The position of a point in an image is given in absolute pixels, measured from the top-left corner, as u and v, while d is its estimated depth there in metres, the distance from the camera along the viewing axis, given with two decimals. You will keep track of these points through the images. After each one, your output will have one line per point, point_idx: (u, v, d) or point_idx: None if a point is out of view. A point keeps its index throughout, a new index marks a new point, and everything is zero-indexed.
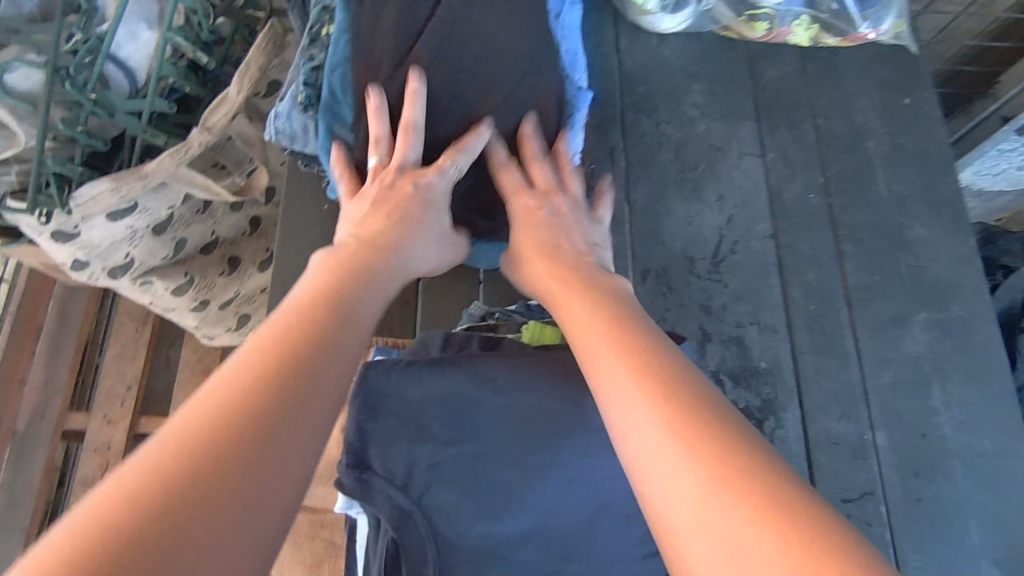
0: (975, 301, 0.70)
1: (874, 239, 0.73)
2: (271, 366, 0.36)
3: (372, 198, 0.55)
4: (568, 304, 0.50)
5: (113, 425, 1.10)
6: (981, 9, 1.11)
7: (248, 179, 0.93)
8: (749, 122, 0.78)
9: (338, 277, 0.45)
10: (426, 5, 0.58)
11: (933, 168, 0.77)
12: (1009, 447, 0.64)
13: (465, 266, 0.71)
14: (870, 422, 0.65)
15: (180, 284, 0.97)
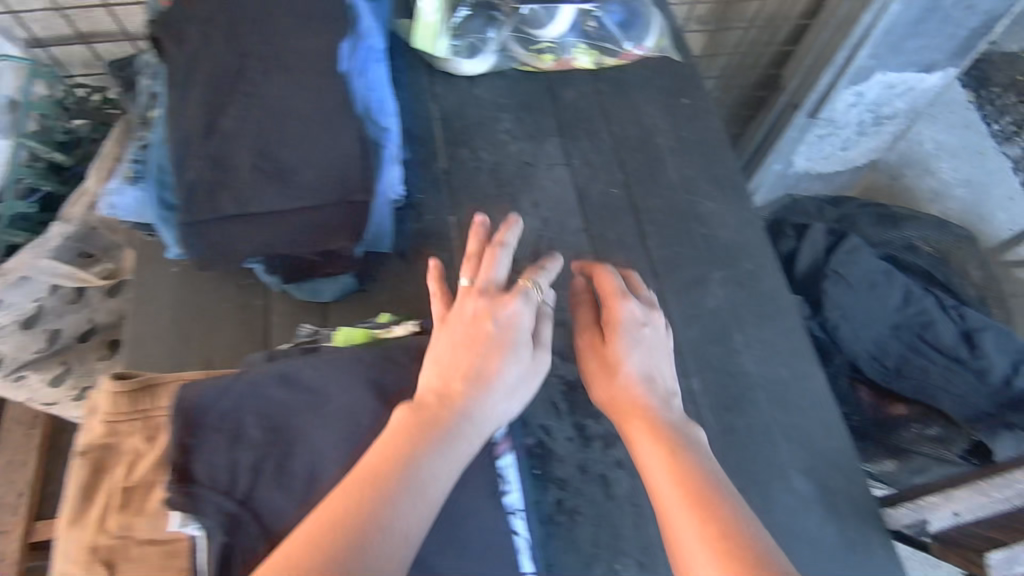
0: (760, 255, 0.82)
1: (670, 218, 0.84)
2: (351, 537, 0.43)
3: (464, 323, 0.56)
4: (640, 441, 0.56)
5: (7, 535, 1.08)
6: (767, 23, 1.29)
7: (117, 264, 0.97)
8: (553, 138, 0.90)
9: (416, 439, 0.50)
10: (227, 84, 0.69)
11: (713, 152, 0.90)
12: (802, 372, 0.74)
13: (310, 300, 0.77)
14: (683, 371, 0.74)
15: (57, 374, 0.98)
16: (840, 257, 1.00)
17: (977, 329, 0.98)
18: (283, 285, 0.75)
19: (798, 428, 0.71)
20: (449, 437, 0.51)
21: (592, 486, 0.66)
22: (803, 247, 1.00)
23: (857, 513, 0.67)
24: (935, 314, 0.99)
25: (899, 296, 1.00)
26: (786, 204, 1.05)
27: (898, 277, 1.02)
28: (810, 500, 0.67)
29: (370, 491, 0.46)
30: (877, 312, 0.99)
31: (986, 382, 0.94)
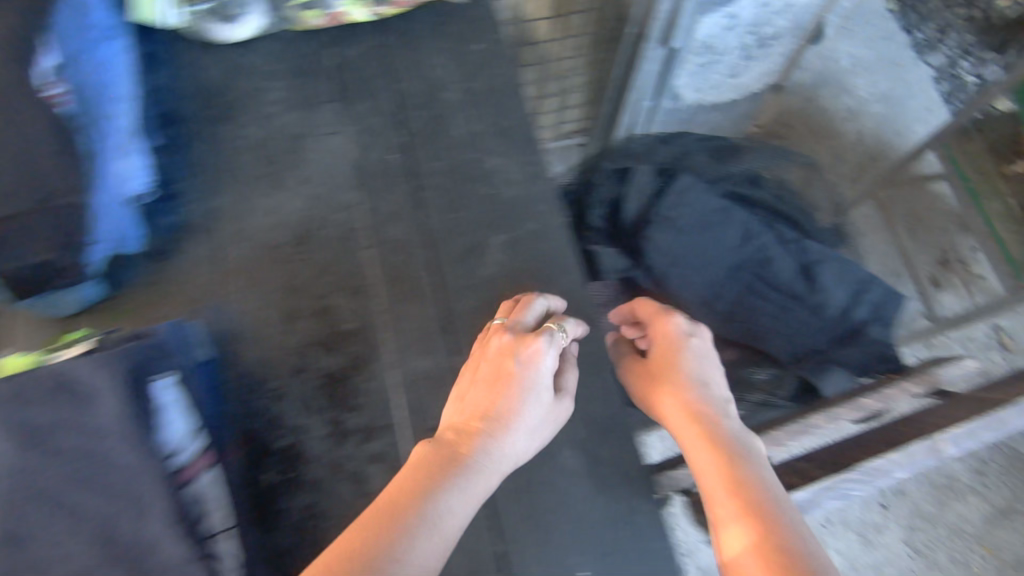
0: (546, 213, 0.76)
1: (450, 181, 0.77)
2: (374, 561, 0.47)
3: (489, 363, 0.61)
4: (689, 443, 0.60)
5: None
6: None
7: None
8: (328, 104, 0.82)
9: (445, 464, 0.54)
10: None
11: (503, 102, 0.82)
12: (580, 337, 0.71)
13: (54, 312, 0.71)
14: (451, 350, 0.70)
15: None
16: (672, 199, 0.92)
17: (815, 262, 0.94)
18: (17, 300, 0.67)
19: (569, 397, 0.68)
20: (472, 476, 0.54)
21: (341, 484, 0.65)
22: (629, 193, 0.94)
23: (627, 482, 0.65)
24: (771, 251, 0.94)
25: (737, 233, 0.94)
26: (613, 147, 0.97)
27: (737, 212, 0.95)
28: (577, 473, 0.65)
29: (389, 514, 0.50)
30: (712, 255, 0.93)
31: (818, 318, 0.91)
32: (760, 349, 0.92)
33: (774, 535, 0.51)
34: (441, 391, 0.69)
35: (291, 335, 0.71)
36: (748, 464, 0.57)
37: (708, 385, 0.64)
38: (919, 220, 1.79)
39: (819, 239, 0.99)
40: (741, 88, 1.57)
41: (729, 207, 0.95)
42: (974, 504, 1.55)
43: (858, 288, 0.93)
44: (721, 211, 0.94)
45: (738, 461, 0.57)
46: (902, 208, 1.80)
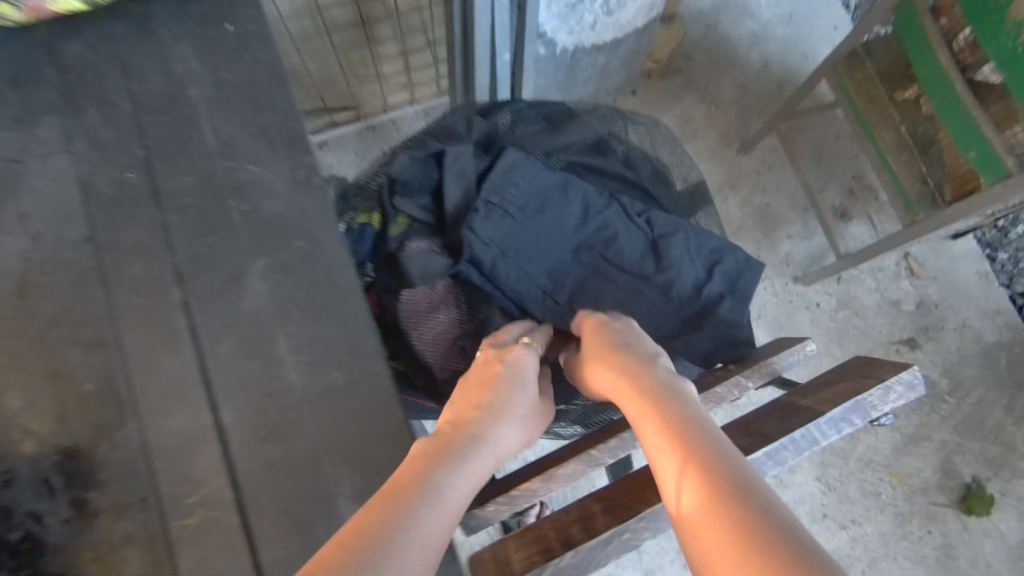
0: (318, 226, 0.65)
1: (202, 199, 0.65)
2: (400, 505, 0.48)
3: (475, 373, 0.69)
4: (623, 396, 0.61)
5: None
6: None
7: None
8: (49, 116, 0.67)
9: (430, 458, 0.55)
10: None
11: (263, 95, 0.69)
12: (361, 371, 0.62)
13: None
14: (211, 404, 0.60)
15: None
16: (497, 180, 0.82)
17: (666, 234, 0.84)
18: None
19: (347, 439, 0.60)
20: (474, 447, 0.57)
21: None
22: (448, 177, 0.82)
23: None
24: (615, 227, 0.84)
25: (576, 211, 0.85)
26: (428, 129, 0.86)
27: (576, 183, 0.85)
28: None
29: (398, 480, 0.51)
30: (549, 239, 0.83)
31: (668, 297, 0.83)
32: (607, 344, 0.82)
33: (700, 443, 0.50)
34: (201, 455, 0.59)
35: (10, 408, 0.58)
36: (675, 401, 0.57)
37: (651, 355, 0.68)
38: (825, 150, 1.73)
39: (673, 207, 0.90)
40: (621, 25, 1.43)
41: (564, 181, 0.85)
42: (884, 435, 1.61)
43: (714, 256, 0.84)
44: (557, 184, 0.84)
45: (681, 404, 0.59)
46: (804, 140, 1.73)
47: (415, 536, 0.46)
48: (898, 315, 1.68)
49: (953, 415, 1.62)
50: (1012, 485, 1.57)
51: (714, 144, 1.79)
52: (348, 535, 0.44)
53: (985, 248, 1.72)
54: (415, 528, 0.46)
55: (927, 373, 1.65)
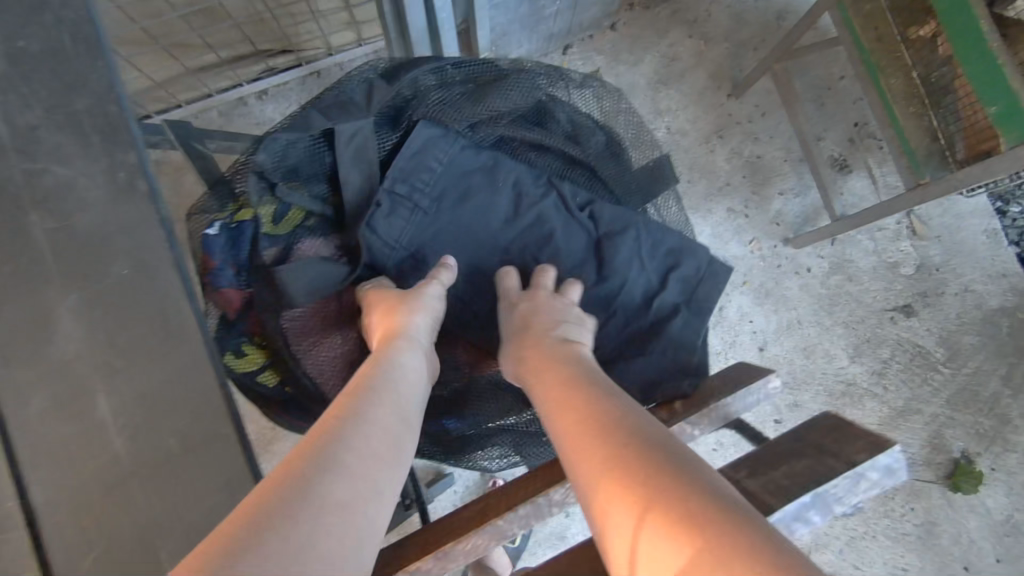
0: (147, 265, 0.59)
1: (8, 239, 0.57)
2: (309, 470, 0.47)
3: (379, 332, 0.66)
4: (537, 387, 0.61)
5: None
6: None
7: None
8: None
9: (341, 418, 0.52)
10: None
11: (75, 111, 0.60)
12: (194, 438, 0.57)
13: None
14: (25, 479, 0.55)
15: None
16: (412, 164, 0.71)
17: (612, 233, 0.75)
18: None
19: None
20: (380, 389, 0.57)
21: None
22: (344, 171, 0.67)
23: None
24: (551, 222, 0.75)
25: (508, 202, 0.75)
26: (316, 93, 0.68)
27: (507, 168, 0.75)
28: None
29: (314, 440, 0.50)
30: (473, 233, 0.74)
31: (608, 304, 0.75)
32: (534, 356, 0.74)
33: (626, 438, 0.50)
34: (13, 538, 0.54)
35: None
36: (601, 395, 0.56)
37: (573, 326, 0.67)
38: (826, 92, 1.54)
39: (617, 195, 0.79)
40: None
41: (494, 167, 0.74)
42: (871, 408, 1.52)
43: (666, 257, 0.75)
44: (485, 171, 0.74)
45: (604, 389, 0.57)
46: (802, 81, 1.53)
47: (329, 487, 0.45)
48: (896, 278, 1.55)
49: (946, 386, 1.52)
50: (1002, 459, 1.49)
51: (703, 86, 1.59)
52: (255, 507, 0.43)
53: (998, 201, 1.56)
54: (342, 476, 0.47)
55: (922, 341, 1.53)
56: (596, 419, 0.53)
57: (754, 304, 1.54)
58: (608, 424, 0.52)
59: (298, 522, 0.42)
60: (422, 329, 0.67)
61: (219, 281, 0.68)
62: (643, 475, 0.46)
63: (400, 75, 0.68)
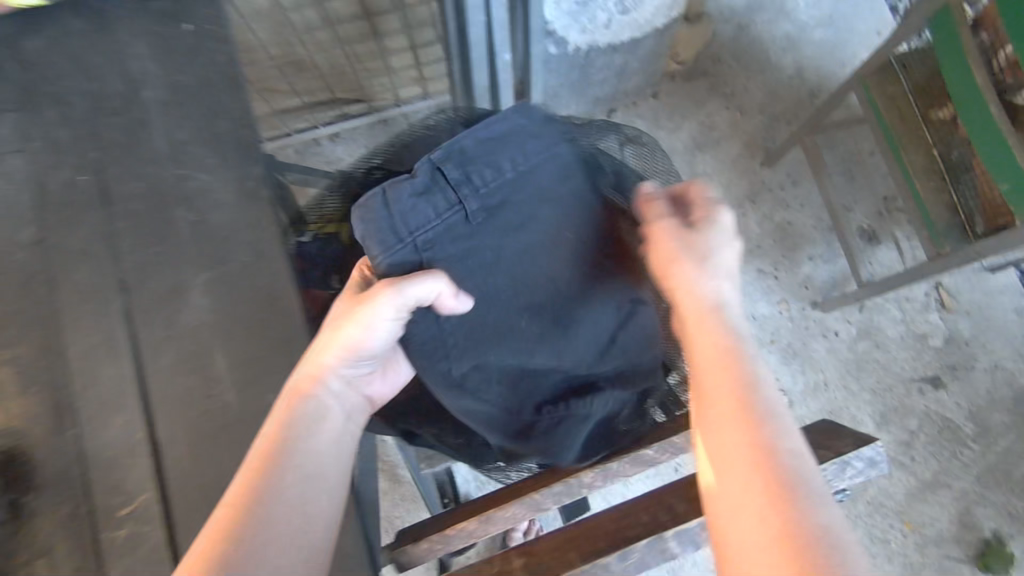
0: (257, 239, 0.64)
1: (147, 206, 0.64)
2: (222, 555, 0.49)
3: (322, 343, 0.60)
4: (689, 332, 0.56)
5: None
6: None
7: None
8: (6, 114, 0.67)
9: (273, 474, 0.54)
10: None
11: (211, 100, 0.67)
12: None
13: None
14: (142, 420, 0.59)
15: None
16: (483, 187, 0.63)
17: None
18: None
19: None
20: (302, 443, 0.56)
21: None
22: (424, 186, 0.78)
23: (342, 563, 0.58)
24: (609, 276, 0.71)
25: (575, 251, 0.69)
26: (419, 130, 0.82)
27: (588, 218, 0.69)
28: None
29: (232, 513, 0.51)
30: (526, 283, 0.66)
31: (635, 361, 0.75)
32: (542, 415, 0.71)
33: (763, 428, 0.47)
34: (133, 468, 0.58)
35: None
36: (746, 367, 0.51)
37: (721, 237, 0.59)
38: (856, 165, 1.63)
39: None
40: (640, 24, 1.36)
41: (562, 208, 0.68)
42: (899, 477, 1.52)
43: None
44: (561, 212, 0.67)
45: (711, 319, 0.55)
46: (832, 154, 1.63)
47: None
48: (924, 349, 1.57)
49: (976, 462, 1.51)
50: None
51: (736, 154, 1.71)
52: None
53: None
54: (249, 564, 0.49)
55: (951, 416, 1.54)
56: (736, 394, 0.49)
57: (781, 364, 1.58)
58: (719, 365, 0.52)
59: None
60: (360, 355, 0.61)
61: (307, 281, 0.79)
62: (774, 481, 0.44)
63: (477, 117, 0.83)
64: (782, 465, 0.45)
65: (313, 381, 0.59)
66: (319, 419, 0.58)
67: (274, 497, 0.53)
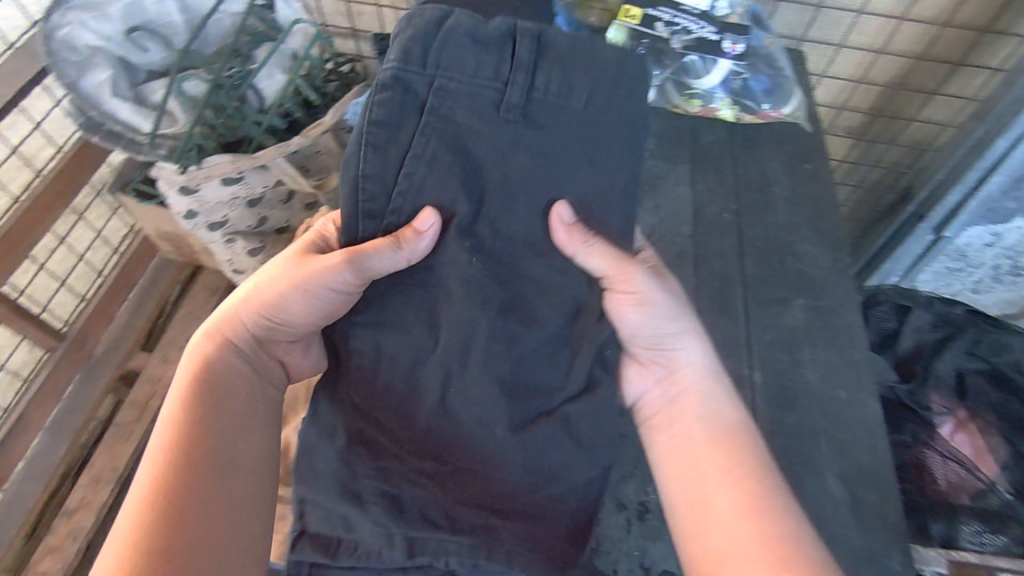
0: (844, 294, 0.94)
1: (768, 248, 0.99)
2: (186, 476, 0.66)
3: (306, 264, 0.79)
4: (692, 430, 0.75)
5: (168, 364, 1.44)
6: (905, 128, 1.39)
7: (308, 159, 1.29)
8: (685, 163, 1.07)
9: (192, 401, 0.72)
10: None
11: (818, 208, 1.03)
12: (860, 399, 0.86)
13: None
14: (749, 363, 0.88)
15: (253, 224, 1.33)
16: (529, 79, 0.72)
17: None
18: None
19: (842, 434, 0.83)
20: (227, 362, 0.77)
21: None
22: (908, 330, 1.09)
23: (885, 530, 0.77)
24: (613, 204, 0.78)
25: (588, 47, 0.72)
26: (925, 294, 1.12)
27: (614, 48, 0.73)
28: (841, 502, 0.78)
29: (174, 439, 0.68)
30: (509, 157, 0.74)
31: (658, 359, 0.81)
32: (449, 409, 0.77)
33: (754, 477, 0.70)
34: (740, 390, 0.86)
35: None
36: (750, 449, 0.72)
37: (673, 336, 0.80)
38: None
39: None
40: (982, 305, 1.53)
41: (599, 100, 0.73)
42: None
43: None
44: (603, 93, 0.73)
45: (739, 433, 0.74)
46: None
47: (226, 490, 0.68)
48: None
49: None
50: None
51: None
52: (153, 508, 0.64)
53: None
54: (225, 484, 0.69)
55: None
56: (734, 465, 0.71)
57: None
58: (716, 449, 0.73)
59: (205, 510, 0.66)
60: (316, 301, 0.78)
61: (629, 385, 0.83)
62: (761, 512, 0.67)
63: (919, 298, 1.11)
64: (761, 495, 0.68)
65: (217, 335, 0.78)
66: (234, 383, 0.76)
67: (209, 417, 0.72)
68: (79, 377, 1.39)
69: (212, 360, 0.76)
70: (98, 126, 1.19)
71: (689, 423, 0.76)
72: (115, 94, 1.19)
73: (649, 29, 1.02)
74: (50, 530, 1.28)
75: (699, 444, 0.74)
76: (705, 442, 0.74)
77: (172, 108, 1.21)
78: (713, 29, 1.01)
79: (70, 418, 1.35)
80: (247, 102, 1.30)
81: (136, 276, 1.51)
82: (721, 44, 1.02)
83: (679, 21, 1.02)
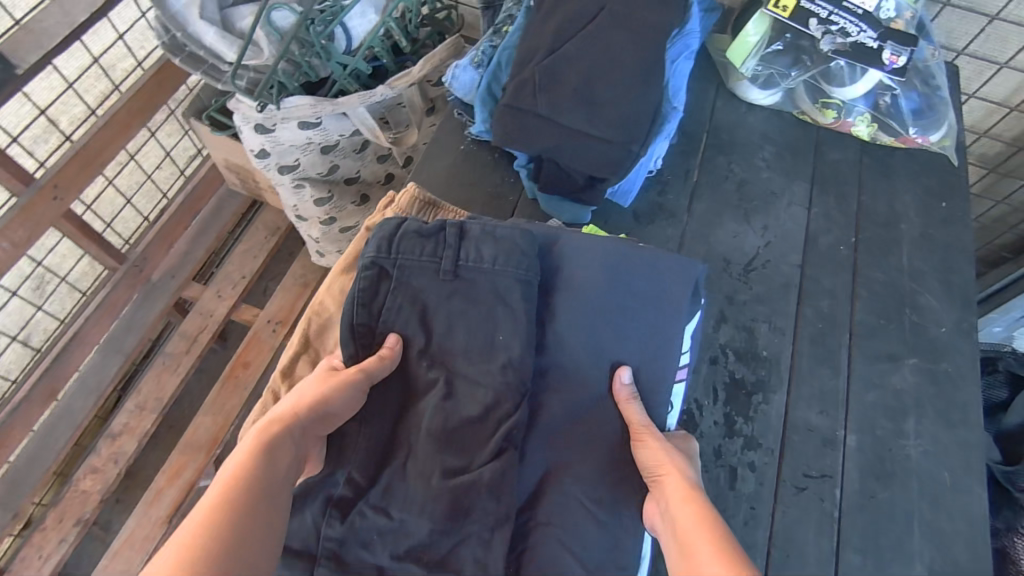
0: (964, 362, 0.84)
1: (886, 294, 0.88)
2: None
3: (321, 374, 0.63)
4: (676, 500, 0.59)
5: (222, 300, 1.44)
6: None
7: (388, 110, 1.22)
8: (804, 182, 0.96)
9: (233, 495, 0.49)
10: (589, 15, 0.84)
11: (952, 254, 0.91)
12: (965, 485, 0.77)
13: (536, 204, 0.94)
14: (845, 423, 0.80)
15: (324, 171, 1.28)
16: (457, 255, 0.69)
17: None
18: (537, 190, 0.91)
19: (939, 522, 0.75)
20: (281, 449, 0.55)
21: (720, 471, 0.77)
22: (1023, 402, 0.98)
23: None
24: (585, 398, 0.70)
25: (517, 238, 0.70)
26: None
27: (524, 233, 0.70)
28: None
29: (208, 541, 0.46)
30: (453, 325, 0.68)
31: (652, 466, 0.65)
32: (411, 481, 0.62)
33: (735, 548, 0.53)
34: (831, 454, 0.78)
35: (716, 334, 0.85)
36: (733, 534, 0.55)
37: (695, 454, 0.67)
38: None
39: None
40: None
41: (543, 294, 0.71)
42: None
43: None
44: (513, 256, 0.69)
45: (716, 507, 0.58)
46: None
47: None
48: None
49: None
50: None
51: None
52: None
53: None
54: None
55: None
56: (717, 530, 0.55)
57: None
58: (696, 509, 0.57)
59: None
60: (332, 408, 0.61)
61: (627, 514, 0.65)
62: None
63: None
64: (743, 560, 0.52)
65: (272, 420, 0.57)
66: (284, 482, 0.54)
67: (248, 519, 0.49)
68: (137, 299, 1.40)
69: (268, 443, 0.55)
70: (180, 47, 1.13)
71: (670, 498, 0.60)
72: (202, 16, 1.12)
73: (799, 24, 0.90)
74: (94, 448, 1.31)
75: (681, 511, 0.58)
76: (681, 507, 0.58)
77: (258, 38, 1.12)
78: (874, 34, 0.88)
79: (123, 340, 1.36)
80: (336, 40, 1.18)
81: (201, 204, 1.49)
82: (880, 54, 0.88)
83: (836, 19, 0.89)
